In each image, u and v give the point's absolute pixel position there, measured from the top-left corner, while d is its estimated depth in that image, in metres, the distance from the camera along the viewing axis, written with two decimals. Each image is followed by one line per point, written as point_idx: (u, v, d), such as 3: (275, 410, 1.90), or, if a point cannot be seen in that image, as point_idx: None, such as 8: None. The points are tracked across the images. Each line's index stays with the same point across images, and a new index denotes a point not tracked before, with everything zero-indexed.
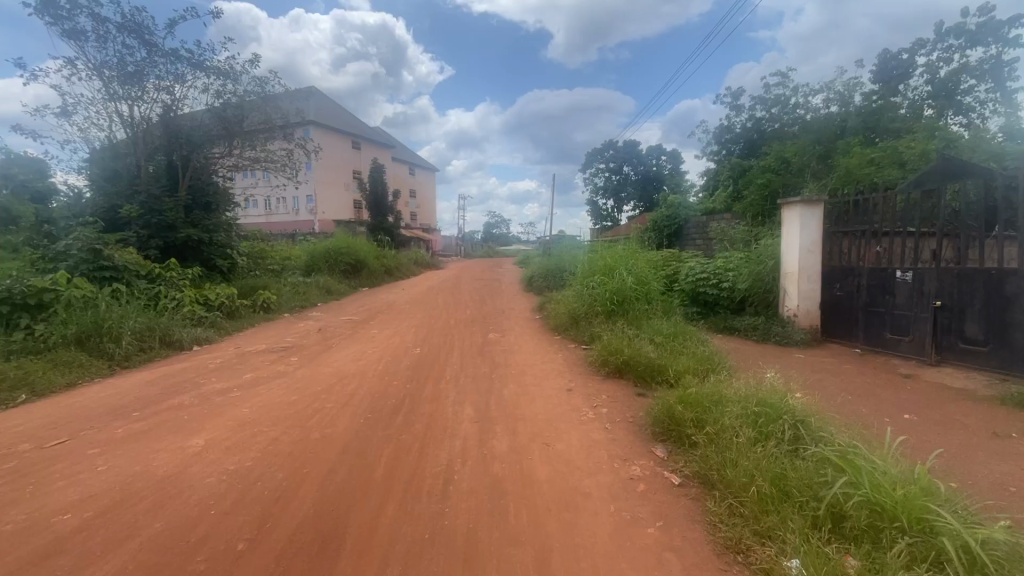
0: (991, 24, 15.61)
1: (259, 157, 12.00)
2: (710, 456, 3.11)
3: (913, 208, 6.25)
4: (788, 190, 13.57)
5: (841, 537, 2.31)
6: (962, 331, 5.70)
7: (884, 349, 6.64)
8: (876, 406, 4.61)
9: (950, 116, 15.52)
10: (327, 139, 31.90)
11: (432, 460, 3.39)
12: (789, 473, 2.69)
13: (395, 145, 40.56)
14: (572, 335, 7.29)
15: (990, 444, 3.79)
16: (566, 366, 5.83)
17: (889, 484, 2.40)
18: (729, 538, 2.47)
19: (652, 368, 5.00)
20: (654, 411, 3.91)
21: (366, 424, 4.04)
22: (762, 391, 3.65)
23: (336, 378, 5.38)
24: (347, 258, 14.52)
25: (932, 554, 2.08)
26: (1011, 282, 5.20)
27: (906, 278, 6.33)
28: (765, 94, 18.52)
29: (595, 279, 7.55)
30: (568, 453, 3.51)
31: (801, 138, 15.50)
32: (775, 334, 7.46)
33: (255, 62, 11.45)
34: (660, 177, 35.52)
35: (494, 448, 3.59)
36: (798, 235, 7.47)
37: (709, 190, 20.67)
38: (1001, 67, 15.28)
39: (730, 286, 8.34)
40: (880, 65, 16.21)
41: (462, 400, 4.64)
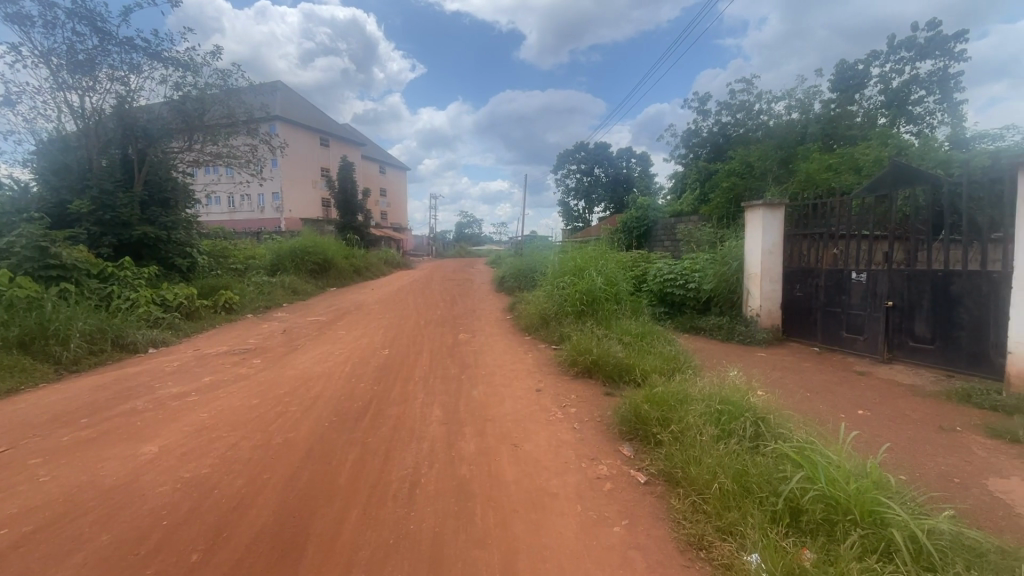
0: (939, 39, 16.49)
1: (222, 152, 11.59)
2: (674, 454, 3.16)
3: (868, 212, 6.52)
4: (752, 193, 13.99)
5: (798, 531, 2.38)
6: (912, 330, 5.98)
7: (840, 347, 6.91)
8: (832, 403, 4.79)
9: (902, 125, 16.31)
10: (294, 135, 31.12)
11: (398, 464, 3.34)
12: (750, 469, 2.76)
13: (365, 142, 39.93)
14: (542, 335, 7.32)
15: (936, 437, 3.99)
16: (536, 366, 5.84)
17: (843, 478, 2.48)
18: (692, 535, 2.52)
19: (620, 368, 5.06)
20: (621, 410, 3.95)
21: (331, 427, 3.94)
22: (724, 389, 3.74)
23: (300, 380, 5.25)
24: (314, 257, 14.20)
25: (881, 546, 2.16)
26: (956, 283, 5.48)
27: (860, 279, 6.60)
28: (730, 100, 19.04)
29: (565, 280, 7.60)
30: (536, 453, 3.52)
31: (764, 143, 16.00)
32: (738, 333, 7.68)
33: (218, 54, 11.06)
34: (630, 179, 36.09)
35: (462, 450, 3.56)
36: (760, 238, 7.71)
37: (677, 192, 21.10)
38: (948, 80, 16.16)
39: (696, 286, 8.54)
40: (838, 74, 16.88)
41: (430, 401, 4.59)
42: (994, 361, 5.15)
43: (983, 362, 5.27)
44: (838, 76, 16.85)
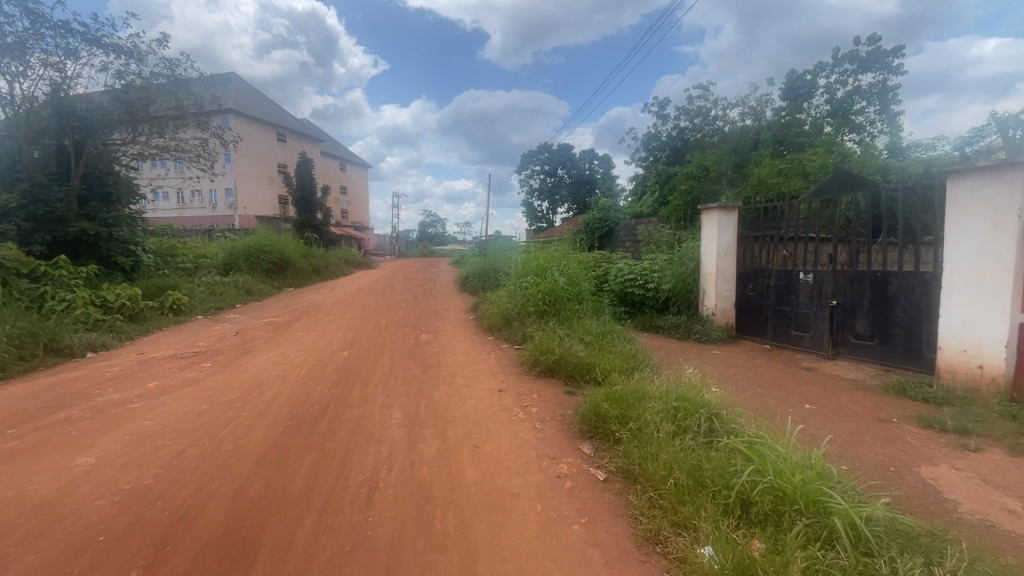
0: (878, 53, 17.51)
1: (169, 145, 11.01)
2: (632, 451, 3.22)
3: (814, 216, 6.84)
4: (709, 196, 14.47)
5: (748, 522, 2.46)
6: (854, 327, 6.32)
7: (789, 344, 7.23)
8: (781, 398, 5.00)
9: (846, 133, 17.23)
10: (248, 129, 29.95)
11: (356, 469, 3.26)
12: (704, 465, 2.84)
13: (325, 138, 38.91)
14: (505, 335, 7.32)
15: (874, 428, 4.23)
16: (498, 366, 5.84)
17: (790, 470, 2.58)
18: (648, 530, 2.58)
19: (581, 367, 5.12)
20: (582, 409, 4.00)
21: (285, 432, 3.81)
22: (681, 386, 3.84)
23: (253, 384, 5.05)
24: (270, 256, 13.71)
25: (824, 534, 2.27)
26: (893, 283, 5.82)
27: (807, 279, 6.92)
28: (688, 105, 19.60)
29: (528, 280, 7.64)
30: (497, 453, 3.51)
31: (720, 148, 16.57)
32: (695, 331, 7.93)
33: (164, 42, 10.50)
34: (593, 181, 36.63)
35: (422, 452, 3.51)
36: (716, 239, 7.99)
37: (638, 195, 21.54)
38: (887, 91, 17.18)
39: (655, 286, 8.78)
40: (789, 83, 17.66)
41: (391, 404, 4.51)
42: (927, 356, 5.51)
43: (917, 357, 5.62)
44: (788, 85, 17.62)
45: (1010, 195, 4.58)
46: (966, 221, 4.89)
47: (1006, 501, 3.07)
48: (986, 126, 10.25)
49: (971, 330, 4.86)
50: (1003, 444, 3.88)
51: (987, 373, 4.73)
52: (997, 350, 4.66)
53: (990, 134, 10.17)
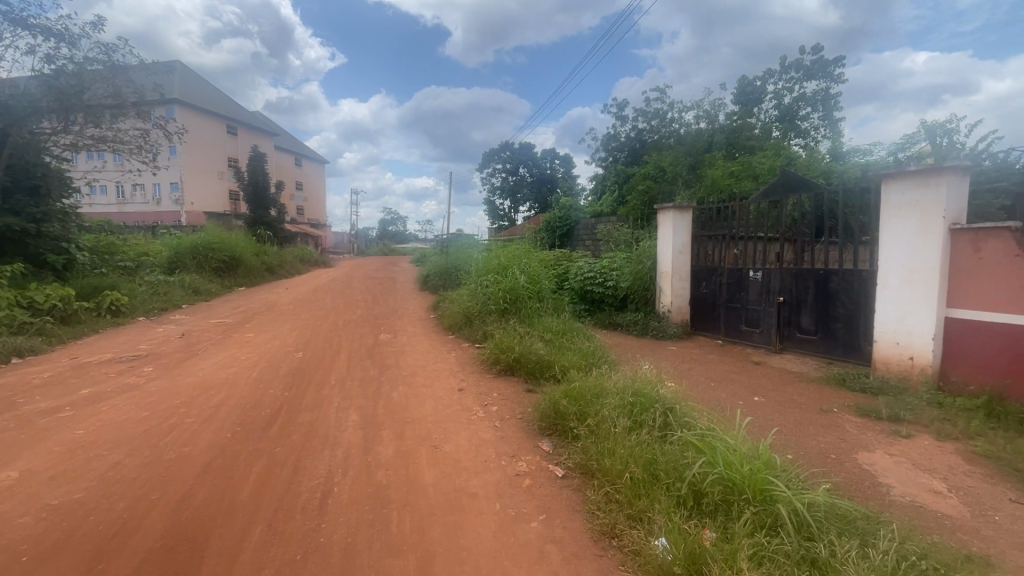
0: (821, 62, 18.47)
1: (106, 136, 10.23)
2: (590, 446, 3.27)
3: (763, 216, 7.12)
4: (665, 196, 14.87)
5: (700, 512, 2.54)
6: (799, 323, 6.64)
7: (740, 339, 7.52)
8: (732, 391, 5.20)
9: (792, 138, 18.08)
10: (196, 121, 28.53)
11: (308, 474, 3.15)
12: (658, 458, 2.91)
13: (279, 132, 37.54)
14: (465, 333, 7.27)
15: (817, 418, 4.46)
16: (458, 365, 5.79)
17: (739, 460, 2.68)
18: (604, 524, 2.62)
19: (541, 364, 5.16)
20: (541, 406, 4.02)
21: (233, 438, 3.64)
22: (637, 382, 3.92)
23: (199, 388, 4.81)
24: (220, 254, 13.11)
25: (769, 521, 2.36)
26: (834, 279, 6.14)
27: (757, 277, 7.21)
28: (645, 107, 20.05)
29: (489, 279, 7.62)
30: (456, 453, 3.48)
31: (676, 149, 17.04)
32: (652, 328, 8.14)
33: (100, 25, 9.83)
34: (554, 180, 36.97)
35: (379, 454, 3.43)
36: (671, 238, 8.22)
37: (598, 194, 21.87)
38: (829, 99, 18.14)
39: (614, 284, 8.98)
40: (740, 88, 18.34)
41: (347, 406, 4.39)
42: (864, 350, 5.85)
43: (855, 350, 5.96)
44: (740, 90, 18.31)
45: (937, 199, 4.91)
46: (898, 222, 5.22)
47: (933, 482, 3.30)
48: (917, 133, 10.98)
49: (902, 325, 5.19)
50: (931, 430, 4.17)
51: (917, 364, 5.07)
52: (926, 342, 4.99)
53: (920, 141, 10.90)
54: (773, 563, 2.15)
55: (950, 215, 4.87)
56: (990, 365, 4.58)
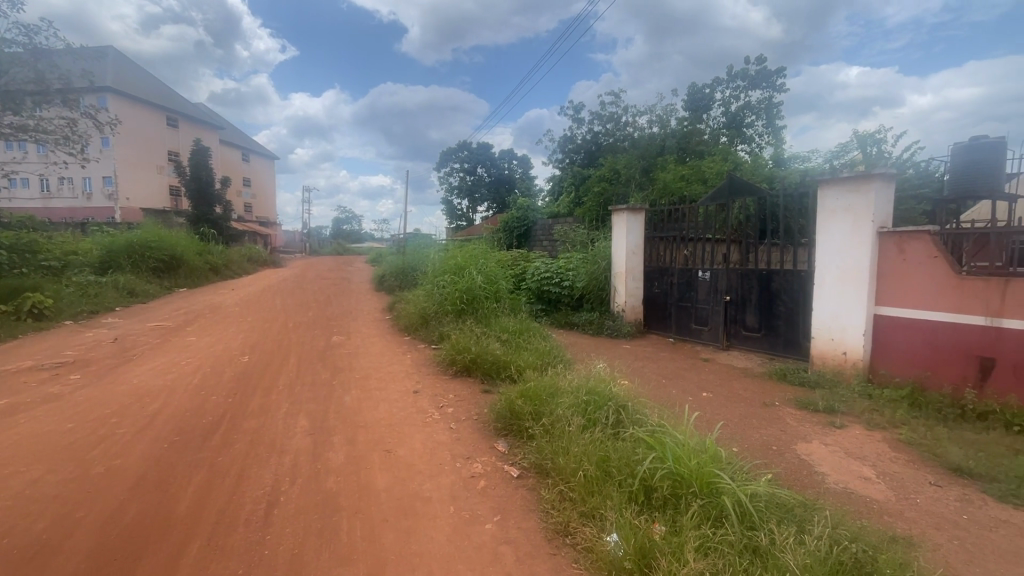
0: (765, 72, 19.40)
1: (26, 124, 9.43)
2: (544, 446, 3.29)
3: (711, 218, 7.40)
4: (620, 198, 15.21)
5: (649, 507, 2.60)
6: (744, 321, 6.94)
7: (690, 337, 7.79)
8: (682, 388, 5.37)
9: (739, 144, 18.90)
10: (131, 111, 26.77)
11: (253, 483, 3.01)
12: (611, 455, 2.96)
13: (224, 126, 35.78)
14: (421, 335, 7.16)
15: (760, 412, 4.67)
16: (414, 367, 5.70)
17: (687, 455, 2.75)
18: (558, 523, 2.64)
19: (497, 364, 5.15)
20: (497, 407, 4.01)
21: (170, 448, 3.43)
22: (591, 380, 3.98)
23: (133, 396, 4.50)
24: (158, 253, 12.36)
25: (714, 513, 2.44)
26: (776, 279, 6.46)
27: (705, 277, 7.48)
28: (601, 110, 20.42)
29: (445, 279, 7.54)
30: (410, 457, 3.42)
31: (630, 152, 17.45)
32: (607, 327, 8.32)
33: (19, 4, 9.03)
34: (512, 180, 37.08)
35: (330, 460, 3.33)
36: (625, 239, 8.42)
37: (555, 196, 22.08)
38: (772, 108, 19.09)
39: (570, 284, 9.17)
40: (691, 95, 18.99)
41: (295, 411, 4.22)
42: (802, 346, 6.20)
43: (795, 346, 6.30)
44: (690, 97, 18.97)
45: (867, 204, 5.25)
46: (832, 226, 5.55)
47: (863, 469, 3.53)
48: (850, 142, 11.72)
49: (836, 322, 5.52)
50: (862, 420, 4.45)
51: (849, 359, 5.40)
52: (857, 338, 5.33)
53: (853, 150, 11.65)
54: (717, 553, 2.23)
55: (879, 219, 5.21)
56: (913, 359, 4.95)
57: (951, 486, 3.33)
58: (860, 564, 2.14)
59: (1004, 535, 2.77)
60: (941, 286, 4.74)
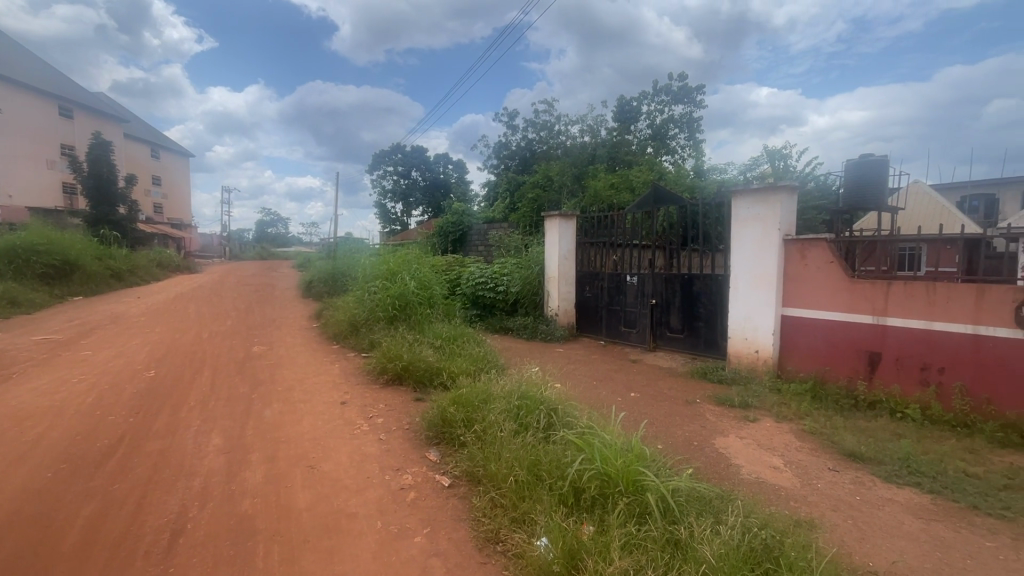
0: (686, 89, 20.62)
1: None
2: (476, 453, 3.26)
3: (637, 225, 7.71)
4: (553, 204, 15.53)
5: (579, 508, 2.64)
6: (669, 323, 7.28)
7: (620, 339, 8.06)
8: (611, 388, 5.55)
9: (663, 155, 19.92)
10: (14, 98, 23.78)
11: (156, 511, 2.74)
12: (542, 458, 2.99)
13: (129, 118, 32.72)
14: (351, 343, 6.91)
15: (683, 409, 4.92)
16: (342, 377, 5.47)
17: (614, 455, 2.82)
18: (489, 531, 2.63)
19: (430, 371, 5.07)
20: (429, 415, 3.93)
21: (54, 478, 3.04)
22: (523, 385, 4.00)
23: (10, 420, 3.96)
24: (48, 258, 11.04)
25: (639, 510, 2.51)
26: (697, 283, 6.84)
27: (633, 281, 7.78)
28: (535, 118, 20.77)
29: (376, 285, 7.31)
30: (335, 472, 3.26)
31: (563, 160, 17.88)
32: (541, 331, 8.46)
33: None
34: (447, 185, 36.78)
35: (246, 480, 3.10)
36: (557, 244, 8.61)
37: (490, 201, 22.16)
38: (693, 122, 20.31)
39: (505, 289, 9.23)
40: (619, 107, 19.83)
41: (208, 429, 3.90)
42: (720, 345, 6.61)
43: (714, 346, 6.70)
44: (619, 109, 19.78)
45: (774, 214, 5.69)
46: (745, 234, 5.96)
47: (773, 459, 3.81)
48: (760, 157, 12.71)
49: (749, 322, 5.94)
50: (772, 413, 4.81)
51: (761, 356, 5.82)
52: (767, 337, 5.75)
53: (763, 163, 12.64)
54: (641, 550, 2.29)
55: (784, 228, 5.67)
56: (815, 355, 5.42)
57: (847, 470, 3.66)
58: (769, 549, 2.29)
59: (889, 512, 3.09)
60: (837, 289, 5.24)
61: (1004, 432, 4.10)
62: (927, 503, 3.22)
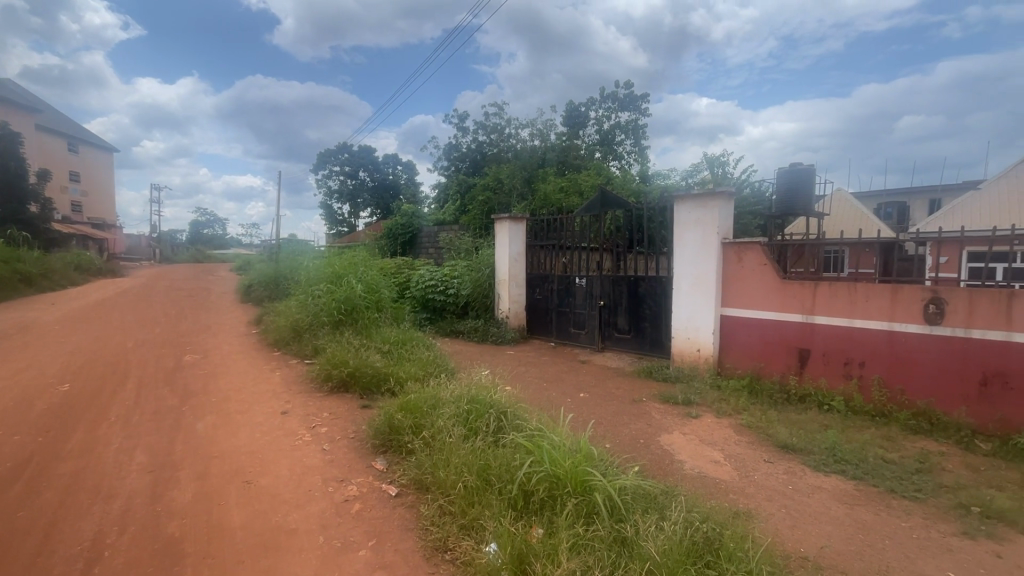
0: (632, 96, 21.28)
1: None
2: (424, 460, 3.19)
3: (586, 228, 7.84)
4: (503, 207, 15.57)
5: (528, 512, 2.64)
6: (617, 324, 7.46)
7: (569, 341, 8.17)
8: (561, 390, 5.61)
9: (611, 160, 20.45)
10: None
11: (69, 538, 2.49)
12: (492, 463, 2.96)
13: (42, 109, 29.95)
14: (293, 349, 6.61)
15: (629, 408, 5.05)
16: (283, 385, 5.22)
17: (563, 456, 2.84)
18: (437, 540, 2.57)
19: (377, 377, 4.94)
20: (375, 422, 3.81)
21: None
22: (473, 388, 3.96)
23: None
24: None
25: (587, 510, 2.53)
26: (643, 284, 7.04)
27: (582, 283, 7.91)
28: (485, 120, 20.75)
29: (321, 288, 7.05)
30: (274, 486, 3.10)
31: (513, 163, 17.98)
32: (492, 334, 8.45)
33: None
34: (396, 186, 36.11)
35: (175, 500, 2.89)
36: (507, 247, 8.66)
37: (441, 203, 21.95)
38: (638, 128, 20.97)
39: (455, 292, 9.16)
40: (568, 112, 20.17)
41: (131, 446, 3.60)
42: (665, 344, 6.84)
43: (659, 345, 6.93)
44: (567, 114, 20.14)
45: (713, 218, 5.95)
46: (687, 237, 6.19)
47: (713, 453, 3.97)
48: (701, 164, 13.29)
49: (691, 322, 6.17)
50: (712, 409, 5.02)
51: (702, 354, 6.05)
52: (708, 336, 6.00)
53: (703, 170, 13.23)
54: (589, 550, 2.31)
55: (722, 231, 5.94)
56: (752, 353, 5.70)
57: (780, 461, 3.87)
58: (710, 542, 2.38)
59: (818, 499, 3.29)
60: (771, 289, 5.54)
61: (916, 420, 4.48)
62: (851, 488, 3.46)
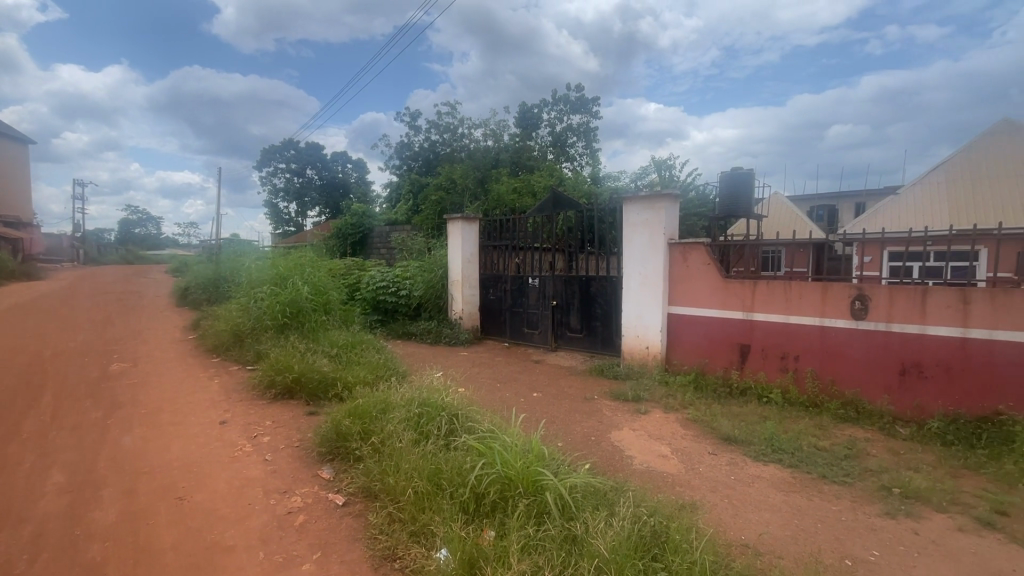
0: (583, 99, 21.65)
1: None
2: (373, 466, 3.10)
3: (538, 229, 7.89)
4: (456, 208, 15.44)
5: (479, 515, 2.61)
6: (569, 323, 7.55)
7: (523, 341, 8.21)
8: (514, 390, 5.62)
9: (563, 161, 20.70)
10: None
11: None
12: (442, 467, 2.91)
13: None
14: (234, 354, 6.28)
15: (581, 406, 5.12)
16: (222, 393, 4.95)
17: (514, 457, 2.83)
18: (385, 548, 2.51)
19: (324, 383, 4.76)
20: (322, 430, 3.67)
21: None
22: (424, 391, 3.89)
23: None
24: None
25: (538, 510, 2.53)
26: (594, 284, 7.17)
27: (535, 284, 7.96)
28: (438, 119, 20.51)
29: (264, 290, 6.72)
30: (211, 501, 2.92)
31: (466, 163, 17.88)
32: (446, 335, 8.36)
33: None
34: (346, 185, 35.10)
35: (97, 521, 2.67)
36: (460, 248, 8.60)
37: (393, 202, 21.52)
38: (589, 130, 21.35)
39: (407, 293, 9.01)
40: (520, 113, 20.26)
41: (45, 465, 3.29)
42: (615, 343, 7.00)
43: (610, 344, 7.08)
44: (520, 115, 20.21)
45: (660, 220, 6.12)
46: (636, 237, 6.35)
47: (661, 448, 4.08)
48: (649, 166, 13.68)
49: (640, 320, 6.33)
50: (661, 405, 5.17)
51: (651, 351, 6.22)
52: (656, 334, 6.17)
53: (651, 172, 13.64)
54: (539, 550, 2.31)
55: (668, 232, 6.12)
56: (697, 349, 5.92)
57: (723, 453, 4.04)
58: (657, 535, 2.44)
59: (757, 488, 3.45)
60: (714, 288, 5.77)
61: (844, 409, 4.80)
62: (788, 476, 3.65)
